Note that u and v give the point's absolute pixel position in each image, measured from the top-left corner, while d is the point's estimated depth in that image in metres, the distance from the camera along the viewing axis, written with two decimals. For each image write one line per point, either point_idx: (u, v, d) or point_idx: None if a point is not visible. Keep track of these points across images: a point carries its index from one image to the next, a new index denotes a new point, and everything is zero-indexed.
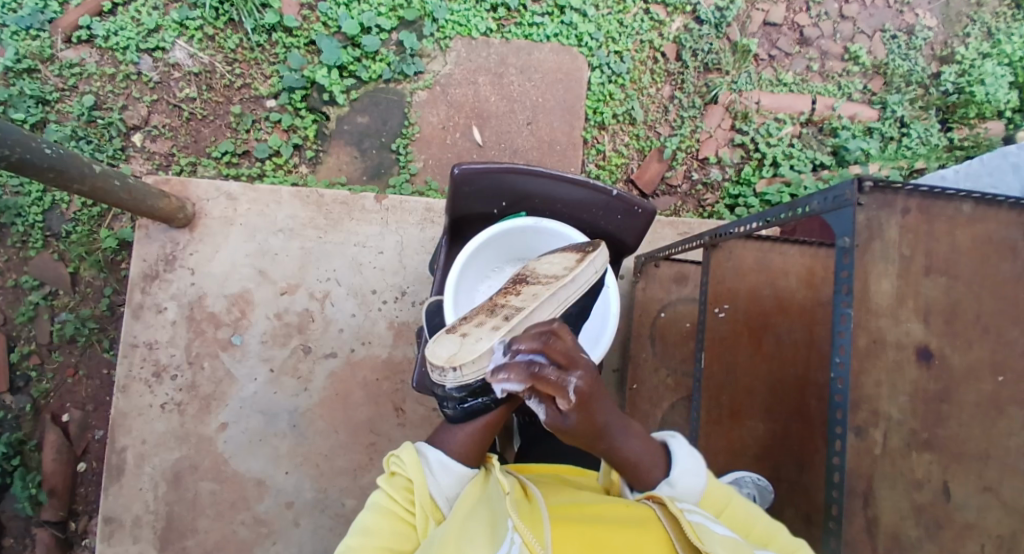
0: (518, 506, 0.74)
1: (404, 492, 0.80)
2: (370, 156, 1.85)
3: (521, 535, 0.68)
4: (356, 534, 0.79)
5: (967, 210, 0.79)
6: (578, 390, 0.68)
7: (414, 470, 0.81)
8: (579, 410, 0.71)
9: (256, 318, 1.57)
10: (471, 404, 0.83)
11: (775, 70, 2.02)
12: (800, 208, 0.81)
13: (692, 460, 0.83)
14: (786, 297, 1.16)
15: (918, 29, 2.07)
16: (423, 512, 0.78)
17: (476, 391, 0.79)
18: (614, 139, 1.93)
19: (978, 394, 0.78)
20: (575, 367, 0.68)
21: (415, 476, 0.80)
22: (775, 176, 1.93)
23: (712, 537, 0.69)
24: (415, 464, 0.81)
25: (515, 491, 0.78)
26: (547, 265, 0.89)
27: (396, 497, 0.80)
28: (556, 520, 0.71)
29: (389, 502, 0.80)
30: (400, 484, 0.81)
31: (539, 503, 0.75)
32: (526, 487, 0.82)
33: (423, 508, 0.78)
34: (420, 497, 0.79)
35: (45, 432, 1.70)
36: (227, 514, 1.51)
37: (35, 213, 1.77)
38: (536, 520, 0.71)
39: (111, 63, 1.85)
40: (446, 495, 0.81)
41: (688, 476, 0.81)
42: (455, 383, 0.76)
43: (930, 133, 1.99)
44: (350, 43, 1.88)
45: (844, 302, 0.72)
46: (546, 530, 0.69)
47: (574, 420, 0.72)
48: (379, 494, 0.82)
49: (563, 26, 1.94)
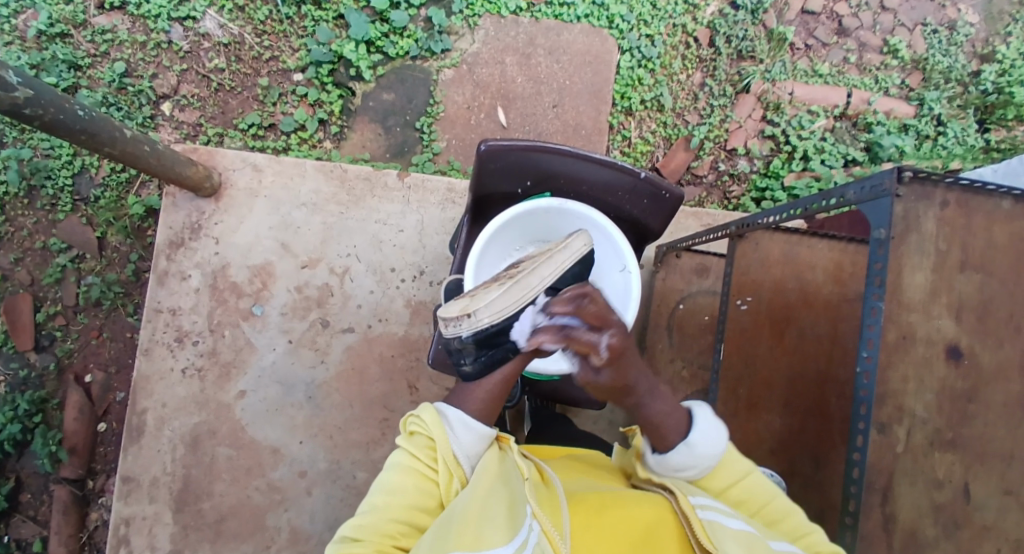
0: (536, 491, 0.74)
1: (426, 450, 0.81)
2: (394, 134, 1.85)
3: (540, 523, 0.67)
4: (380, 491, 0.80)
5: (1007, 206, 0.77)
6: (610, 347, 0.74)
7: (435, 429, 0.81)
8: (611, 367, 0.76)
9: (278, 290, 1.59)
10: (492, 353, 0.82)
11: (810, 60, 1.97)
12: (833, 197, 0.78)
13: (715, 425, 0.82)
14: (812, 291, 1.14)
15: (960, 25, 1.99)
16: (446, 469, 0.79)
17: (488, 341, 0.81)
18: (640, 126, 1.91)
19: (1006, 396, 0.76)
20: (608, 327, 0.74)
21: (437, 434, 0.80)
22: (804, 170, 1.89)
23: (725, 534, 0.69)
24: (436, 423, 0.81)
25: (532, 475, 0.79)
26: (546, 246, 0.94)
27: (418, 456, 0.81)
28: (573, 508, 0.71)
29: (411, 460, 0.81)
30: (423, 443, 0.82)
31: (556, 489, 0.75)
32: (544, 470, 0.82)
33: (446, 465, 0.79)
34: (442, 454, 0.79)
35: (68, 392, 1.74)
36: (242, 480, 1.54)
37: (65, 177, 1.80)
38: (554, 507, 0.71)
39: (143, 30, 1.87)
40: (469, 454, 0.81)
41: (708, 441, 0.80)
42: (468, 333, 0.79)
43: (967, 133, 1.93)
44: (378, 18, 1.88)
45: (874, 294, 0.72)
46: (564, 517, 0.68)
47: (606, 376, 0.76)
48: (401, 453, 0.82)
49: (594, 7, 1.91)
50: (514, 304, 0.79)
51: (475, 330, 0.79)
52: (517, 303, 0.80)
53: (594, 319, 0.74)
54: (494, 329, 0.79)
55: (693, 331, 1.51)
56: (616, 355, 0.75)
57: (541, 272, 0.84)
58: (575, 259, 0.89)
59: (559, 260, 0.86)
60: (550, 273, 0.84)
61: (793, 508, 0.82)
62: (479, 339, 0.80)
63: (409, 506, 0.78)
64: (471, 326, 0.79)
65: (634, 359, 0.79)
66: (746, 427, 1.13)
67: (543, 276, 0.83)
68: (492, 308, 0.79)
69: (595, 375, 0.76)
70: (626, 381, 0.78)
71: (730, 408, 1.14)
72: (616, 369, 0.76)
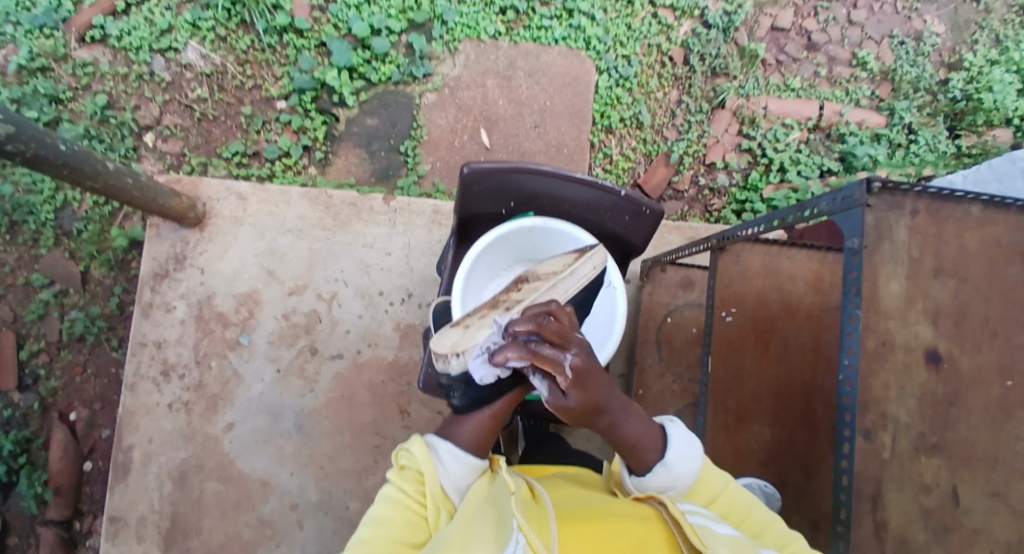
0: (525, 506, 0.74)
1: (416, 485, 0.82)
2: (379, 159, 1.87)
3: (525, 535, 0.67)
4: (368, 526, 0.79)
5: (975, 213, 0.79)
6: (574, 366, 0.71)
7: (426, 462, 0.82)
8: (578, 388, 0.72)
9: (265, 318, 1.59)
10: (484, 390, 0.82)
11: (783, 75, 2.03)
12: (808, 209, 0.81)
13: (687, 444, 0.85)
14: (793, 301, 1.16)
15: (926, 36, 2.06)
16: (435, 503, 0.79)
17: (481, 375, 0.79)
18: (621, 143, 1.94)
19: (987, 400, 0.78)
20: (570, 346, 0.71)
21: (426, 467, 0.81)
22: (782, 181, 1.94)
23: (714, 537, 0.70)
24: (425, 456, 0.82)
25: (520, 491, 0.78)
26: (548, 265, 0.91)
27: (407, 490, 0.81)
28: (560, 520, 0.71)
29: (401, 495, 0.81)
30: (413, 478, 0.82)
31: (545, 504, 0.75)
32: (534, 486, 0.82)
33: (435, 499, 0.79)
34: (431, 489, 0.80)
35: (51, 431, 1.71)
36: (232, 514, 1.51)
37: (47, 211, 1.79)
38: (542, 520, 0.70)
39: (124, 62, 1.88)
40: (457, 486, 0.82)
41: (683, 457, 0.84)
42: (459, 370, 0.78)
43: (938, 140, 1.99)
44: (361, 45, 1.90)
45: (852, 303, 0.72)
46: (551, 529, 0.68)
47: (574, 397, 0.73)
48: (392, 488, 0.82)
49: (571, 29, 1.95)
50: (512, 341, 0.75)
51: (463, 371, 0.77)
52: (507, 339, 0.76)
53: (556, 337, 0.71)
54: (484, 369, 0.77)
55: (682, 344, 1.53)
56: (580, 378, 0.72)
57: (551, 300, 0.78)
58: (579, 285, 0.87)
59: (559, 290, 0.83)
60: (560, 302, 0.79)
61: (776, 518, 0.85)
62: (467, 377, 0.79)
63: (395, 539, 0.76)
64: (462, 366, 0.77)
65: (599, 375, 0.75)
66: (734, 440, 1.14)
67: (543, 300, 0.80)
68: (478, 343, 0.75)
69: (565, 398, 0.73)
70: (595, 400, 0.75)
71: (719, 422, 1.14)
72: (586, 388, 0.73)
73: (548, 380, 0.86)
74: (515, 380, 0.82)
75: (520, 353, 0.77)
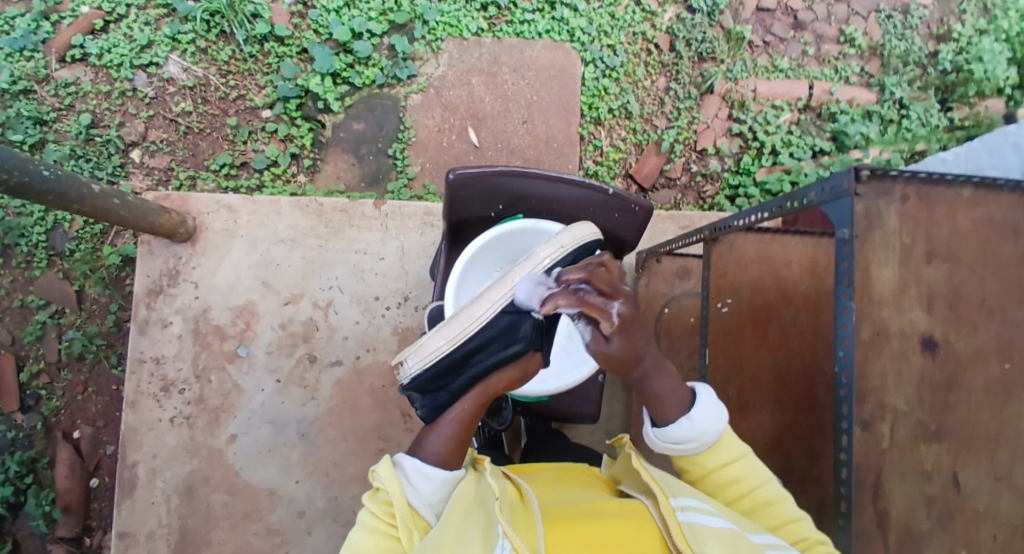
0: (512, 510, 0.74)
1: (386, 507, 0.76)
2: (368, 163, 1.85)
3: (511, 540, 0.66)
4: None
5: (967, 194, 0.78)
6: (623, 315, 0.73)
7: (390, 482, 0.76)
8: (622, 335, 0.75)
9: (262, 329, 1.58)
10: (437, 397, 0.85)
11: (770, 56, 2.01)
12: (798, 199, 0.81)
13: (716, 403, 0.84)
14: (789, 286, 1.14)
15: (913, 9, 2.04)
16: (405, 523, 0.74)
17: (433, 382, 0.82)
18: (611, 134, 1.93)
19: (986, 382, 0.78)
20: (619, 295, 0.73)
21: (390, 488, 0.76)
22: (775, 164, 1.92)
23: (706, 534, 0.70)
24: (390, 476, 0.77)
25: (507, 494, 0.78)
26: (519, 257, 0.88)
27: (376, 514, 0.76)
28: (547, 523, 0.71)
29: (373, 520, 0.76)
30: (383, 500, 0.77)
31: (532, 506, 0.75)
32: (520, 486, 0.81)
33: (404, 519, 0.74)
34: (399, 508, 0.74)
35: (57, 450, 1.72)
36: (241, 525, 1.52)
37: (37, 233, 1.78)
38: (529, 525, 0.70)
39: (106, 79, 1.86)
40: (429, 504, 0.77)
41: (708, 418, 0.82)
42: (412, 376, 0.81)
43: (930, 113, 1.97)
44: (342, 50, 1.88)
45: (845, 294, 0.72)
46: (538, 534, 0.68)
47: (616, 344, 0.75)
48: (365, 513, 0.77)
49: (555, 22, 1.93)
50: (451, 343, 0.80)
51: (410, 378, 0.81)
52: (447, 345, 0.79)
53: (606, 287, 0.73)
54: (428, 376, 0.81)
55: (681, 334, 1.52)
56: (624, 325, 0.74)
57: (492, 295, 0.81)
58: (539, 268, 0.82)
59: (513, 277, 0.81)
60: (502, 294, 0.81)
61: (782, 496, 0.83)
62: (421, 382, 0.81)
63: None
64: (408, 374, 0.81)
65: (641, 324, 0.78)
66: (739, 426, 1.16)
67: (491, 299, 0.81)
68: (419, 350, 0.80)
69: (606, 342, 0.75)
70: (635, 350, 0.78)
71: (722, 409, 1.17)
72: (628, 336, 0.76)
73: (502, 385, 0.88)
74: (464, 383, 0.85)
75: (457, 355, 0.80)
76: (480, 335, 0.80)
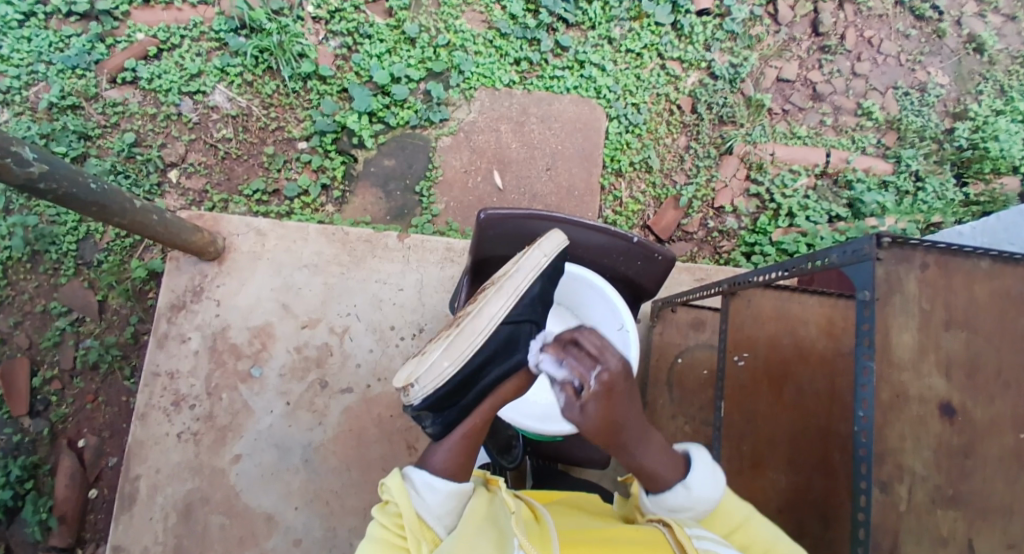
0: (526, 526, 0.74)
1: (395, 518, 0.75)
2: (395, 198, 1.91)
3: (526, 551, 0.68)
4: None
5: (985, 265, 0.80)
6: (601, 378, 0.75)
7: (399, 495, 0.75)
8: (597, 400, 0.75)
9: (277, 351, 1.60)
10: (448, 413, 0.83)
11: (789, 123, 2.08)
12: (818, 260, 0.83)
13: (711, 468, 0.83)
14: (806, 345, 1.16)
15: (930, 87, 2.11)
16: (414, 534, 0.73)
17: (442, 403, 0.82)
18: (631, 186, 1.98)
19: (1002, 451, 0.77)
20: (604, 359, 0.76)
21: (400, 500, 0.75)
22: (791, 226, 1.96)
23: None
24: (398, 488, 0.76)
25: (521, 511, 0.78)
26: (504, 268, 0.93)
27: (386, 525, 0.75)
28: (563, 542, 0.72)
29: (382, 531, 0.75)
30: (392, 512, 0.76)
31: (546, 524, 0.76)
32: (534, 508, 0.81)
33: (413, 531, 0.73)
34: (408, 520, 0.74)
35: (60, 458, 1.71)
36: (235, 550, 1.49)
37: (69, 242, 1.83)
38: (544, 541, 0.71)
39: (153, 103, 1.96)
40: (437, 515, 0.76)
41: (705, 484, 0.82)
42: (420, 399, 0.80)
43: (945, 187, 2.01)
44: (380, 92, 1.97)
45: (866, 354, 0.73)
46: (552, 548, 0.70)
47: (591, 409, 0.75)
48: (375, 525, 0.76)
49: (583, 79, 2.02)
50: (458, 363, 0.80)
51: (420, 401, 0.80)
52: (456, 362, 0.80)
53: (595, 352, 0.77)
54: (442, 393, 0.80)
55: (693, 387, 1.52)
56: (605, 391, 0.75)
57: (491, 309, 0.84)
58: (530, 278, 0.88)
59: (508, 289, 0.85)
60: (502, 307, 0.84)
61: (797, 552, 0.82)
62: (431, 404, 0.80)
63: None
64: (419, 395, 0.79)
65: (625, 403, 0.77)
66: (750, 486, 1.12)
67: (492, 313, 0.83)
68: (430, 371, 0.79)
69: (580, 411, 0.75)
70: (613, 419, 0.76)
71: (734, 468, 1.13)
72: (604, 404, 0.75)
73: (510, 391, 0.88)
74: (474, 398, 0.84)
75: (466, 373, 0.81)
76: (485, 350, 0.82)
